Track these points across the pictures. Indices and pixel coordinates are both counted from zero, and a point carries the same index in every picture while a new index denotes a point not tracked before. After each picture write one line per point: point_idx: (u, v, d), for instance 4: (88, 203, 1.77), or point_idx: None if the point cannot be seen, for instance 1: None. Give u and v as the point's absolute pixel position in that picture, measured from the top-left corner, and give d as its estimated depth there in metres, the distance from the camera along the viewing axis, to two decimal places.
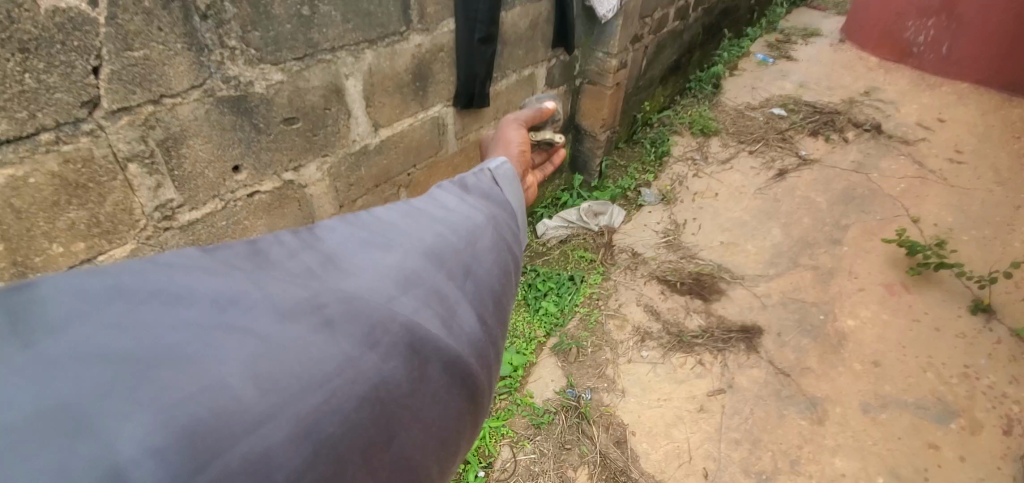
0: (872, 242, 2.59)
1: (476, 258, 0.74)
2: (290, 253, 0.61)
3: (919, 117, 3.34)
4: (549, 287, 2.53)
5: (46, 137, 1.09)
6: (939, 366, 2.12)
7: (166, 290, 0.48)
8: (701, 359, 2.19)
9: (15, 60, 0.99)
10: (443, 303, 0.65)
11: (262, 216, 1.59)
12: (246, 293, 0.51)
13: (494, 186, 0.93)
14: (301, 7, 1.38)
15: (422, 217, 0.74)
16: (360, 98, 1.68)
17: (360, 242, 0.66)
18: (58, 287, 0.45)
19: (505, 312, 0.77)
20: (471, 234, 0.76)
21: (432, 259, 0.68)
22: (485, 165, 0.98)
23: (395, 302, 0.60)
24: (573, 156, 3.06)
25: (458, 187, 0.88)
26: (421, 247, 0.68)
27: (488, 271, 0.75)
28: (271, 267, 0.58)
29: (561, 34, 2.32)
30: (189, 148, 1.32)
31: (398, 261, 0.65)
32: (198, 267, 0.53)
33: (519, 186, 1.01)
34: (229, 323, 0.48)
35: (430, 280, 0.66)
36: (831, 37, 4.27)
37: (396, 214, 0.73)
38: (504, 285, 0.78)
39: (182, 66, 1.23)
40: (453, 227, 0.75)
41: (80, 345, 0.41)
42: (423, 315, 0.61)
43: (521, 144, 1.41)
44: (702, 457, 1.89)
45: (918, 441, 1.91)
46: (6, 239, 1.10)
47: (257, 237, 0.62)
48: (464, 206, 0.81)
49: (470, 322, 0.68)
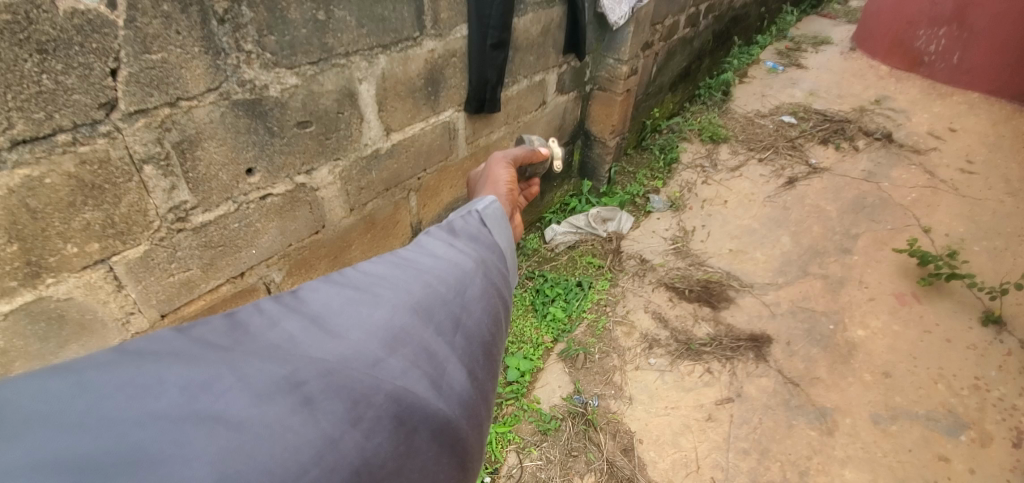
0: (883, 252, 2.58)
1: (462, 310, 0.83)
2: (270, 326, 0.66)
3: (930, 126, 3.32)
4: (556, 292, 2.51)
5: (63, 138, 1.10)
6: (950, 377, 2.10)
7: (135, 381, 0.50)
8: (709, 367, 2.18)
9: (33, 61, 1.00)
10: (429, 363, 0.71)
11: (274, 219, 1.60)
12: (221, 375, 0.54)
13: (481, 229, 1.07)
14: (317, 12, 1.39)
15: (407, 274, 0.83)
16: (373, 102, 1.68)
17: (344, 307, 0.72)
18: (21, 388, 0.47)
19: (493, 361, 0.85)
20: (460, 284, 0.87)
21: (418, 316, 0.76)
22: (474, 208, 1.11)
23: (382, 365, 0.65)
24: (582, 162, 3.06)
25: (447, 232, 1.02)
26: (408, 303, 0.76)
27: (476, 322, 0.84)
28: (248, 346, 0.62)
29: (572, 41, 2.33)
30: (204, 150, 1.33)
31: (382, 323, 0.71)
32: (170, 355, 0.56)
33: (506, 224, 1.15)
34: (203, 412, 0.50)
35: (414, 340, 0.72)
36: (841, 45, 4.26)
37: (381, 274, 0.81)
38: (492, 331, 0.87)
39: (198, 69, 1.24)
40: (439, 278, 0.85)
41: (41, 449, 0.42)
42: (410, 376, 0.67)
43: (508, 182, 1.51)
44: (710, 467, 1.88)
45: (928, 453, 1.88)
46: (22, 238, 1.11)
47: (237, 311, 0.68)
48: (452, 253, 0.93)
49: (456, 380, 0.74)
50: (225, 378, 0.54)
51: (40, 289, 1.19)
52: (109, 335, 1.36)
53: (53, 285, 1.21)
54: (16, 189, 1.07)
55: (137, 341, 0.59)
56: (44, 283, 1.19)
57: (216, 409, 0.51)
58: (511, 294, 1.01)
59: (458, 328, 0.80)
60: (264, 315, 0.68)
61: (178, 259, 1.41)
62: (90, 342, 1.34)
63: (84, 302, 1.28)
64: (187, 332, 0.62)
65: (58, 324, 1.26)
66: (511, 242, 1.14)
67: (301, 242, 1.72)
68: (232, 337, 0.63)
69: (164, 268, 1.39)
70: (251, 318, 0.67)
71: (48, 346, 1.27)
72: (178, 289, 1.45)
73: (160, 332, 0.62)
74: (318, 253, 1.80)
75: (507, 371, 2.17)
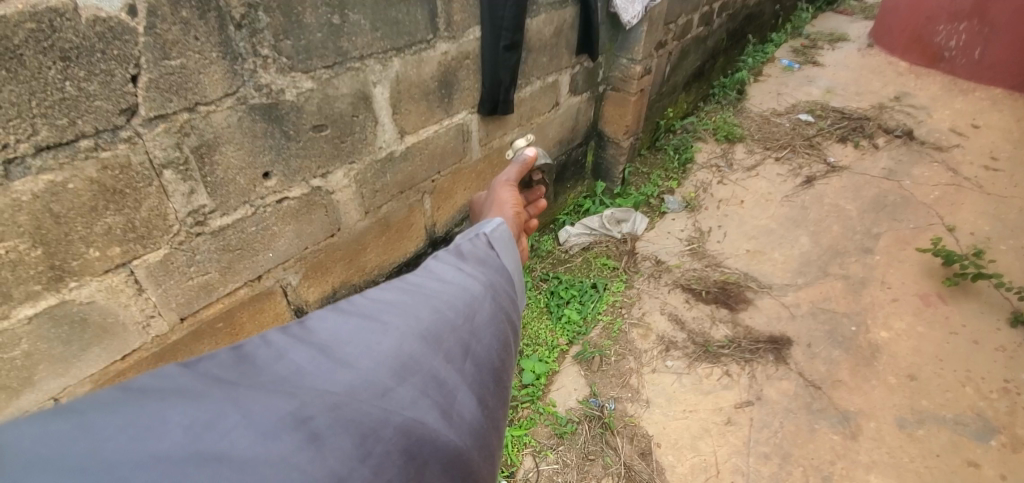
0: (905, 251, 2.52)
1: (472, 335, 0.85)
2: (276, 359, 0.67)
3: (952, 123, 3.25)
4: (571, 294, 2.48)
5: (86, 144, 1.12)
6: (978, 380, 2.04)
7: (137, 423, 0.52)
8: (728, 370, 2.15)
9: (56, 68, 1.02)
10: (438, 391, 0.73)
11: (290, 222, 1.61)
12: (224, 414, 0.56)
13: (489, 252, 1.08)
14: (331, 16, 1.40)
15: (417, 298, 0.85)
16: (387, 105, 1.69)
17: (352, 334, 0.73)
18: (22, 436, 0.49)
19: (503, 388, 0.87)
20: (469, 308, 0.89)
21: (428, 342, 0.78)
22: (482, 230, 1.13)
23: (392, 394, 0.68)
24: (595, 163, 3.03)
25: (455, 256, 1.03)
26: (418, 330, 0.78)
27: (484, 348, 0.86)
28: (254, 378, 0.63)
29: (585, 41, 2.32)
30: (222, 154, 1.34)
31: (393, 350, 0.73)
32: (173, 391, 0.58)
33: (513, 246, 1.15)
34: (204, 453, 0.52)
35: (424, 368, 0.74)
36: (858, 42, 4.19)
37: (391, 299, 0.83)
38: (500, 356, 0.89)
39: (216, 74, 1.25)
40: (449, 302, 0.87)
41: None
42: (421, 406, 0.69)
43: (514, 205, 1.54)
44: (730, 471, 1.84)
45: (957, 458, 1.83)
46: (45, 243, 1.14)
47: (243, 342, 0.69)
48: (460, 277, 0.95)
49: (467, 408, 0.76)
50: (228, 417, 0.56)
51: (63, 292, 1.21)
52: (130, 338, 1.38)
53: (76, 289, 1.23)
54: (39, 194, 1.09)
55: (141, 377, 0.61)
56: (68, 287, 1.21)
57: (219, 449, 0.53)
58: (520, 316, 1.02)
59: (467, 355, 0.82)
60: (270, 346, 0.69)
61: (197, 262, 1.42)
62: (113, 345, 1.36)
63: (106, 305, 1.29)
64: (192, 366, 0.63)
65: (81, 327, 1.28)
66: (517, 261, 1.15)
67: (317, 245, 1.73)
68: (237, 370, 0.64)
69: (184, 272, 1.41)
70: (258, 351, 0.68)
71: (71, 349, 1.28)
72: (197, 292, 1.46)
73: (166, 367, 0.63)
74: (334, 256, 1.81)
75: (522, 374, 2.15)
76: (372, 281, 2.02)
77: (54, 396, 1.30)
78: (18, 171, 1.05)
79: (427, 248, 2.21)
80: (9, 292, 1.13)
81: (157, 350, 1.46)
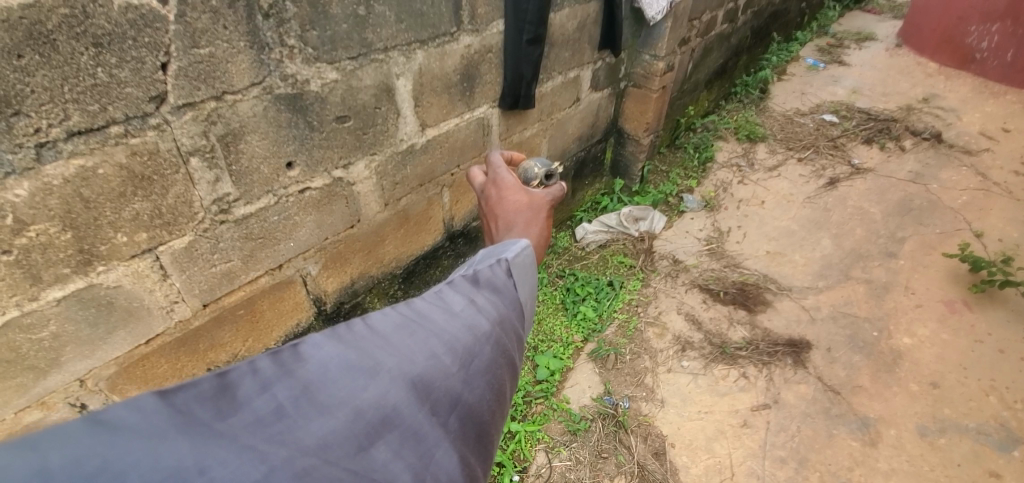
0: (931, 256, 2.46)
1: (466, 385, 0.81)
2: (259, 392, 0.66)
3: (982, 126, 3.16)
4: (587, 292, 2.46)
5: (116, 130, 1.13)
6: (1004, 390, 1.99)
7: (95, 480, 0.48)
8: (745, 372, 2.12)
9: (89, 54, 1.04)
10: (415, 450, 0.71)
11: (312, 213, 1.62)
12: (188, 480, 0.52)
13: (506, 281, 1.02)
14: (357, 7, 1.40)
15: (417, 333, 0.81)
16: (409, 97, 1.69)
17: (341, 373, 0.71)
18: None
19: (487, 439, 0.84)
20: (470, 351, 0.84)
21: (416, 390, 0.75)
22: (502, 255, 1.06)
23: (365, 454, 0.66)
24: (614, 160, 3.00)
25: (469, 282, 0.97)
26: (408, 376, 0.75)
27: (477, 397, 0.83)
28: (229, 420, 0.61)
29: (608, 36, 2.29)
30: (247, 143, 1.35)
31: (377, 401, 0.71)
32: (144, 433, 0.54)
33: (529, 274, 1.10)
34: None
35: (406, 423, 0.72)
36: (886, 41, 4.09)
37: (389, 332, 0.80)
38: (493, 406, 0.86)
39: (243, 64, 1.26)
40: (449, 343, 0.82)
41: None
42: (393, 469, 0.68)
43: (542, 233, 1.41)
44: (745, 474, 1.82)
45: (978, 469, 1.79)
46: (75, 226, 1.16)
47: (228, 368, 0.66)
48: (469, 311, 0.90)
49: (445, 469, 0.74)
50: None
51: (91, 276, 1.23)
52: (154, 323, 1.40)
53: (104, 273, 1.25)
54: (70, 179, 1.11)
55: (117, 406, 0.57)
56: (95, 271, 1.23)
57: None
58: (522, 358, 0.98)
59: (455, 408, 0.79)
60: (257, 376, 0.67)
61: (221, 250, 1.44)
62: (137, 329, 1.38)
63: (132, 289, 1.31)
64: (172, 396, 0.60)
65: (107, 310, 1.30)
66: (533, 288, 1.10)
67: (337, 236, 1.74)
68: (217, 406, 0.62)
69: (207, 259, 1.42)
70: (241, 382, 0.66)
71: (97, 332, 1.31)
72: (220, 279, 1.48)
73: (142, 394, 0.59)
74: (353, 248, 1.82)
75: (537, 370, 2.14)
76: (390, 273, 2.03)
77: (79, 378, 1.32)
78: (50, 155, 1.07)
79: (444, 241, 2.21)
80: (39, 274, 1.15)
81: (180, 335, 1.47)
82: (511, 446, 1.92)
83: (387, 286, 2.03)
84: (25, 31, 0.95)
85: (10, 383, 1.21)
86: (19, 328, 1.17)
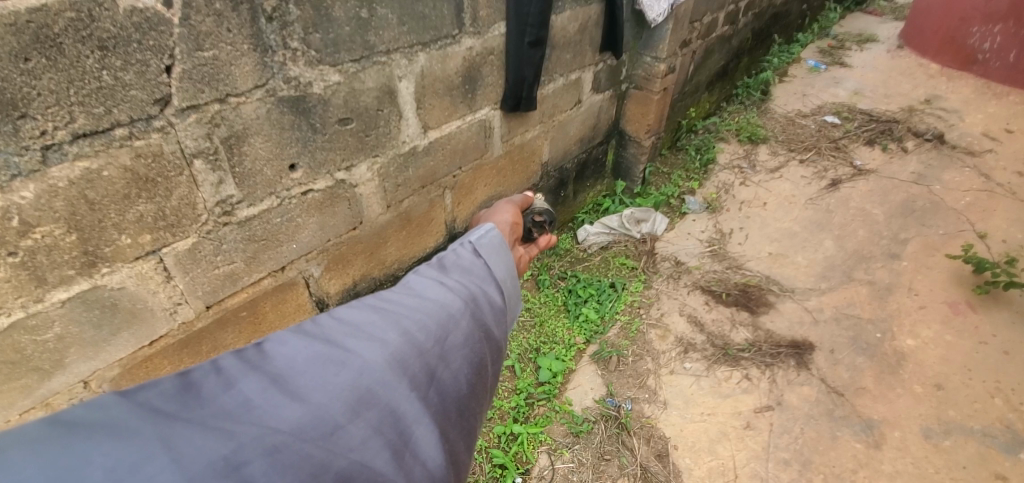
0: (934, 258, 2.46)
1: (435, 363, 0.92)
2: (225, 388, 0.73)
3: (985, 127, 3.16)
4: (589, 293, 2.46)
5: (121, 133, 1.14)
6: (1009, 392, 1.98)
7: (60, 464, 0.55)
8: (748, 373, 2.11)
9: (94, 57, 1.04)
10: (393, 428, 0.80)
11: (314, 214, 1.62)
12: (154, 458, 0.59)
13: (466, 275, 1.18)
14: (360, 9, 1.41)
15: (385, 323, 0.93)
16: (411, 100, 1.69)
17: (310, 364, 0.80)
18: None
19: (464, 415, 0.94)
20: (438, 335, 0.96)
21: (388, 370, 0.84)
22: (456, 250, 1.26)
23: (341, 431, 0.74)
24: (616, 162, 3.00)
25: (431, 279, 1.11)
26: (379, 358, 0.85)
27: (449, 374, 0.93)
28: (196, 411, 0.68)
29: (609, 39, 2.30)
30: (250, 145, 1.36)
31: (349, 383, 0.79)
32: (109, 427, 0.61)
33: (491, 265, 1.26)
34: None
35: (380, 402, 0.80)
36: (888, 43, 4.09)
37: (357, 325, 0.91)
38: (465, 382, 0.96)
39: (247, 66, 1.27)
40: (418, 328, 0.94)
41: None
42: (370, 445, 0.76)
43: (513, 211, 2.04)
44: (748, 476, 1.82)
45: (984, 471, 1.78)
46: (79, 229, 1.17)
47: (193, 370, 0.75)
48: (434, 301, 1.03)
49: (423, 440, 0.83)
50: (157, 459, 0.59)
51: (95, 278, 1.24)
52: (157, 324, 1.40)
53: (108, 275, 1.25)
54: (75, 181, 1.12)
55: (81, 409, 0.64)
56: (100, 273, 1.24)
57: None
58: (493, 338, 1.10)
59: (429, 384, 0.89)
60: (221, 374, 0.75)
61: (223, 251, 1.45)
62: (141, 331, 1.38)
63: (136, 291, 1.32)
64: (136, 395, 0.68)
65: (112, 312, 1.30)
66: (502, 273, 1.28)
67: (339, 238, 1.74)
68: (181, 400, 0.69)
69: (210, 260, 1.43)
70: (207, 380, 0.73)
71: (101, 334, 1.31)
72: (223, 281, 1.49)
73: (107, 397, 0.67)
74: (356, 249, 1.82)
75: (539, 372, 2.14)
76: (392, 275, 2.03)
77: (83, 379, 1.33)
78: (55, 157, 1.08)
79: (447, 243, 2.21)
80: (44, 276, 1.16)
81: (183, 337, 1.48)
82: (513, 448, 1.91)
83: (390, 288, 2.03)
84: (31, 35, 0.96)
85: (15, 384, 1.22)
86: (24, 330, 1.18)
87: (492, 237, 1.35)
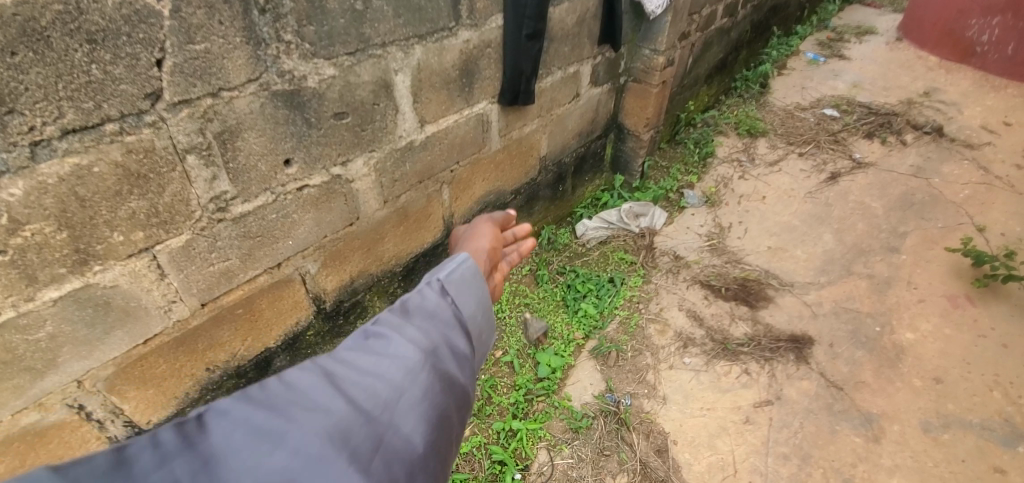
0: (933, 251, 2.46)
1: (383, 434, 0.81)
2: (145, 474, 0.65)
3: (983, 120, 3.15)
4: (587, 289, 2.44)
5: (111, 128, 1.12)
6: (1007, 384, 1.99)
7: None
8: (747, 368, 2.11)
9: (83, 51, 1.02)
10: None
11: (310, 210, 1.60)
12: None
13: (440, 311, 1.04)
14: (355, 2, 1.38)
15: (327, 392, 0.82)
16: (408, 93, 1.67)
17: (242, 444, 0.72)
18: None
19: None
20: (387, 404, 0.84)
21: (323, 450, 0.74)
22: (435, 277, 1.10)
23: None
24: (614, 156, 2.97)
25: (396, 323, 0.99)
26: (315, 437, 0.74)
27: (400, 445, 0.82)
28: None
29: (608, 31, 2.27)
30: (244, 140, 1.34)
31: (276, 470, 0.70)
32: None
33: (472, 298, 1.11)
34: None
35: None
36: (887, 35, 4.07)
37: (300, 391, 0.81)
38: (421, 450, 0.85)
39: (239, 60, 1.24)
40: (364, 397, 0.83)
41: None
42: None
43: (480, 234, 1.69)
44: (748, 471, 1.81)
45: (983, 464, 1.79)
46: (70, 226, 1.15)
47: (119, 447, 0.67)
48: (391, 355, 0.91)
49: None
50: None
51: (87, 276, 1.22)
52: (152, 322, 1.39)
53: (100, 273, 1.24)
54: (65, 177, 1.10)
55: None
56: (92, 271, 1.22)
57: None
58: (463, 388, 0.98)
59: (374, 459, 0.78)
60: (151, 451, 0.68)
61: (218, 248, 1.43)
62: (135, 329, 1.36)
63: (130, 289, 1.30)
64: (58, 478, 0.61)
65: (104, 310, 1.29)
66: (482, 299, 1.13)
67: (336, 234, 1.73)
68: None
69: (205, 258, 1.41)
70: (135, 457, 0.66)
71: (95, 332, 1.29)
72: (218, 278, 1.47)
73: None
74: (352, 246, 1.80)
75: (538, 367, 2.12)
76: (390, 271, 2.02)
77: (77, 379, 1.31)
78: (44, 153, 1.06)
79: (445, 239, 2.19)
80: (35, 274, 1.14)
81: (178, 335, 1.46)
82: (513, 444, 1.90)
83: (387, 284, 2.02)
84: (18, 28, 0.94)
85: (6, 384, 1.20)
86: (15, 329, 1.16)
87: (467, 268, 1.14)
